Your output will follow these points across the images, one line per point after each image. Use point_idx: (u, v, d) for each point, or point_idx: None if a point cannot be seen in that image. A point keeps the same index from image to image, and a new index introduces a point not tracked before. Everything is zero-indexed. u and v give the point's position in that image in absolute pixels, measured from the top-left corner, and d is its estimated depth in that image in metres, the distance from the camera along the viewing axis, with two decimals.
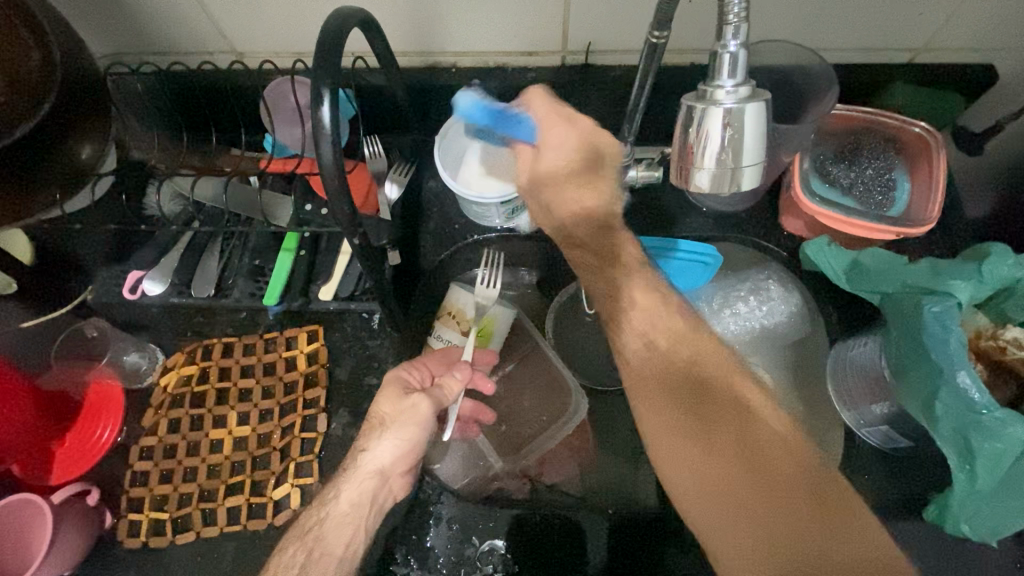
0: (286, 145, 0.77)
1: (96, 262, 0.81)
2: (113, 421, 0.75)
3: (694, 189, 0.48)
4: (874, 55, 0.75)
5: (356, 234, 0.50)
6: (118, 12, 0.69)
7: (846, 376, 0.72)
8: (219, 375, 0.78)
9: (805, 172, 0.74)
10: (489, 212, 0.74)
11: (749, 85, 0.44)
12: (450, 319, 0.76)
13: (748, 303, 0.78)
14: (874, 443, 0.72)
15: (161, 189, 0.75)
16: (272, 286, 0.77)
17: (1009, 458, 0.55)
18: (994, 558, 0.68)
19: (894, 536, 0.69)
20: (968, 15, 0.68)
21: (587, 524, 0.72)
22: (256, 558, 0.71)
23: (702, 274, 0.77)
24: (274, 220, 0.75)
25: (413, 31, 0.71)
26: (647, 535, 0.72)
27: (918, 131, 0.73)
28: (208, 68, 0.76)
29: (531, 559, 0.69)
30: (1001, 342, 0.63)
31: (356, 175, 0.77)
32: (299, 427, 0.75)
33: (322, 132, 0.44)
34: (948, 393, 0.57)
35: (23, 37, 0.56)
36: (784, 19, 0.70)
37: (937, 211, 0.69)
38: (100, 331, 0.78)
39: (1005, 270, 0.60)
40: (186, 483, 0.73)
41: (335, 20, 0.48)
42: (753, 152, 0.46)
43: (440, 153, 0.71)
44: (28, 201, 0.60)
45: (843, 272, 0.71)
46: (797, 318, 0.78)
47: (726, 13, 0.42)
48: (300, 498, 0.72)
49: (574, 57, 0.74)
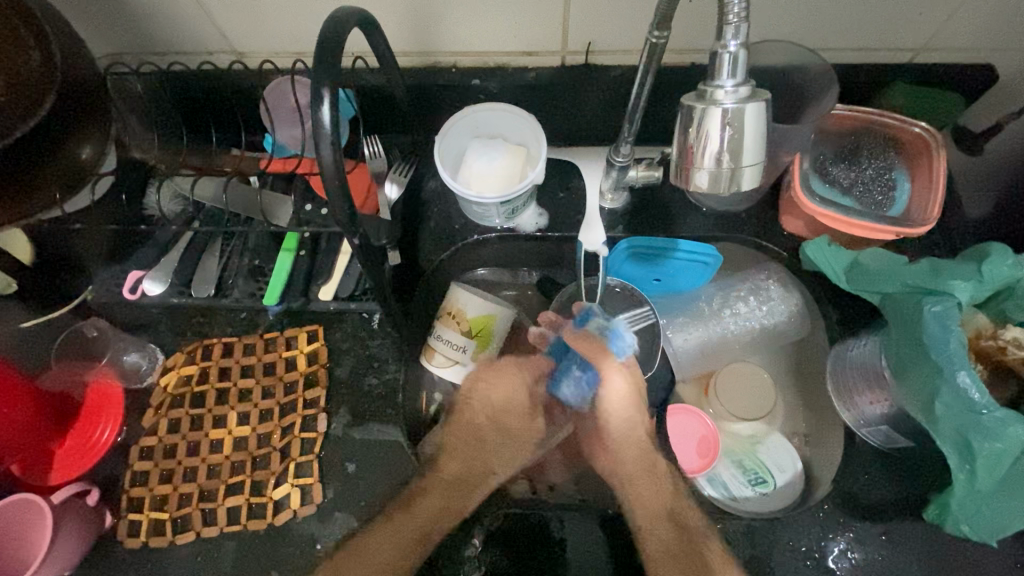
0: (286, 145, 0.77)
1: (97, 260, 0.80)
2: (113, 421, 0.75)
3: (694, 189, 0.48)
4: (873, 55, 0.75)
5: (356, 234, 0.50)
6: (119, 12, 0.69)
7: (846, 376, 0.72)
8: (219, 375, 0.78)
9: (805, 172, 0.73)
10: (489, 212, 0.74)
11: (749, 85, 0.44)
12: (450, 319, 0.75)
13: (749, 303, 0.80)
14: (875, 444, 0.71)
15: (161, 189, 0.75)
16: (272, 286, 0.77)
17: (1009, 458, 0.55)
18: (993, 558, 0.68)
19: (894, 535, 0.68)
20: (968, 14, 0.68)
21: (570, 526, 0.71)
22: (256, 559, 0.71)
23: (702, 272, 0.79)
24: (273, 220, 0.75)
25: (412, 31, 0.71)
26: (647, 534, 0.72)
27: (918, 131, 0.72)
28: (208, 68, 0.76)
29: (527, 557, 0.69)
30: (1001, 343, 0.62)
31: (356, 176, 0.79)
32: (299, 427, 0.75)
33: (322, 132, 0.44)
34: (948, 393, 0.56)
35: (24, 38, 0.57)
36: (784, 19, 0.70)
37: (937, 211, 0.69)
38: (100, 331, 0.79)
39: (1005, 270, 0.61)
40: (186, 483, 0.73)
41: (335, 19, 0.48)
42: (752, 152, 0.46)
43: (439, 153, 0.71)
44: (26, 201, 0.60)
45: (843, 272, 0.71)
46: (797, 317, 0.81)
47: (726, 13, 0.42)
48: (300, 498, 0.72)
49: (574, 57, 0.74)
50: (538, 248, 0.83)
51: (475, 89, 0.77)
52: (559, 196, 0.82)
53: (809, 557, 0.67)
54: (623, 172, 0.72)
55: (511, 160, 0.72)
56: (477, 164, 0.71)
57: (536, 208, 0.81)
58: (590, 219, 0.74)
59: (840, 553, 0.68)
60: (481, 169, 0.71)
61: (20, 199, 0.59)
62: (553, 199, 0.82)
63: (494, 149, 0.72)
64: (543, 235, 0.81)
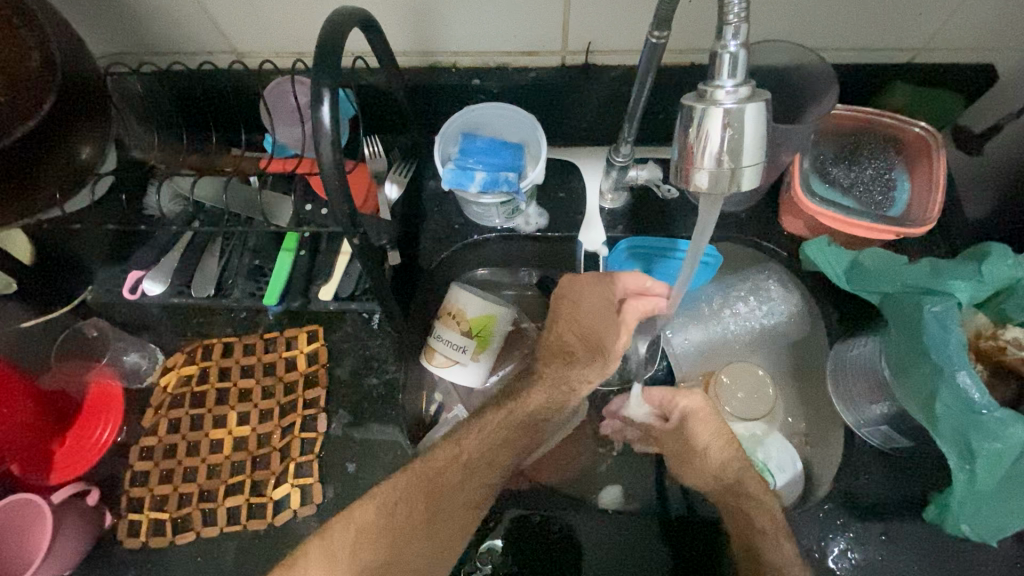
0: (286, 145, 0.76)
1: (97, 260, 0.81)
2: (113, 421, 0.75)
3: (694, 189, 0.48)
4: (873, 55, 0.75)
5: (356, 234, 0.50)
6: (119, 10, 0.69)
7: (846, 375, 0.72)
8: (219, 375, 0.78)
9: (805, 172, 0.73)
10: (489, 211, 0.76)
11: (749, 85, 0.44)
12: (450, 319, 0.76)
13: (748, 303, 0.84)
14: (875, 444, 0.71)
15: (161, 188, 0.75)
16: (272, 286, 0.77)
17: (1009, 458, 0.55)
18: (994, 558, 0.68)
19: (895, 536, 0.68)
20: (968, 15, 0.68)
21: (585, 528, 0.71)
22: (256, 559, 0.71)
23: (703, 272, 0.80)
24: (274, 220, 0.75)
25: (413, 31, 0.71)
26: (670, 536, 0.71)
27: (918, 131, 0.73)
28: (208, 68, 0.76)
29: (529, 561, 0.70)
30: (1001, 342, 0.62)
31: (356, 175, 0.76)
32: (299, 426, 0.75)
33: (321, 132, 0.44)
34: (948, 393, 0.57)
35: (23, 39, 0.57)
36: (783, 20, 0.70)
37: (938, 211, 0.69)
38: (100, 331, 0.79)
39: (1005, 270, 0.61)
40: (186, 483, 0.73)
41: (335, 20, 0.48)
42: (753, 152, 0.45)
43: (441, 147, 0.72)
44: (26, 201, 0.60)
45: (843, 271, 0.71)
46: (798, 318, 0.82)
47: (726, 13, 0.42)
48: (300, 498, 0.72)
49: (574, 58, 0.74)
50: (537, 248, 0.83)
51: (474, 89, 0.77)
52: (559, 196, 0.82)
53: (809, 557, 0.67)
54: (623, 172, 0.73)
55: (515, 171, 0.71)
56: (485, 167, 0.70)
57: (536, 208, 0.81)
58: (589, 218, 0.80)
59: (839, 552, 0.68)
60: (488, 175, 0.69)
61: (21, 198, 0.59)
62: (553, 199, 0.82)
63: (500, 157, 0.71)
64: (543, 236, 0.81)
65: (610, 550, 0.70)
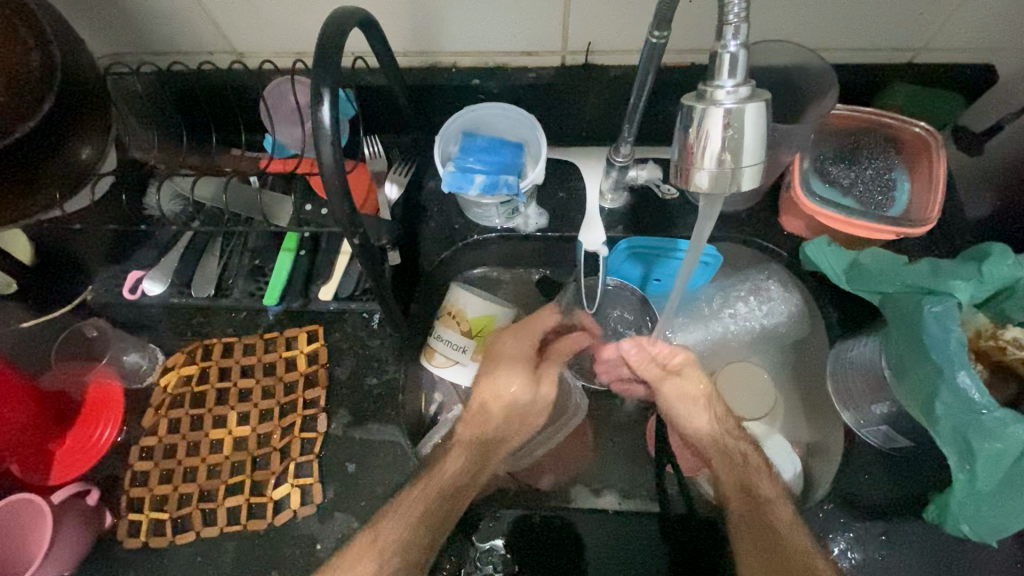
0: (286, 145, 0.77)
1: (97, 260, 0.81)
2: (113, 421, 0.75)
3: (694, 190, 0.48)
4: (873, 55, 0.75)
5: (356, 234, 0.50)
6: (118, 10, 0.69)
7: (846, 375, 0.72)
8: (219, 375, 0.78)
9: (805, 172, 0.73)
10: (489, 211, 0.77)
11: (749, 85, 0.44)
12: (450, 319, 0.78)
13: (748, 303, 0.83)
14: (874, 444, 0.71)
15: (161, 188, 0.75)
16: (272, 286, 0.77)
17: (1009, 458, 0.55)
18: (995, 558, 0.68)
19: (895, 535, 0.68)
20: (968, 14, 0.68)
21: (586, 529, 0.71)
22: (256, 558, 0.71)
23: (703, 272, 0.80)
24: (274, 221, 0.74)
25: (413, 31, 0.71)
26: (674, 538, 0.71)
27: (918, 131, 0.73)
28: (208, 68, 0.76)
29: (533, 561, 0.70)
30: (1001, 342, 0.62)
31: (356, 176, 0.76)
32: (299, 427, 0.75)
33: (322, 132, 0.44)
34: (948, 393, 0.56)
35: (23, 38, 0.57)
36: (784, 19, 0.70)
37: (937, 211, 0.69)
38: (100, 331, 0.79)
39: (1005, 270, 0.61)
40: (186, 483, 0.73)
41: (336, 20, 0.48)
42: (753, 152, 0.45)
43: (441, 144, 0.72)
44: (26, 201, 0.60)
45: (843, 271, 0.71)
46: (797, 318, 0.82)
47: (727, 13, 0.42)
48: (300, 498, 0.72)
49: (574, 57, 0.74)
50: (536, 247, 0.83)
51: (474, 89, 0.77)
52: (559, 195, 0.82)
53: None
54: (623, 172, 0.73)
55: (514, 172, 0.71)
56: (486, 171, 0.70)
57: (536, 207, 0.81)
58: (590, 219, 0.77)
59: (840, 553, 0.67)
60: (487, 178, 0.69)
61: (22, 198, 0.60)
62: (553, 198, 0.82)
63: (499, 157, 0.71)
64: (543, 235, 0.81)
65: (612, 552, 0.70)
